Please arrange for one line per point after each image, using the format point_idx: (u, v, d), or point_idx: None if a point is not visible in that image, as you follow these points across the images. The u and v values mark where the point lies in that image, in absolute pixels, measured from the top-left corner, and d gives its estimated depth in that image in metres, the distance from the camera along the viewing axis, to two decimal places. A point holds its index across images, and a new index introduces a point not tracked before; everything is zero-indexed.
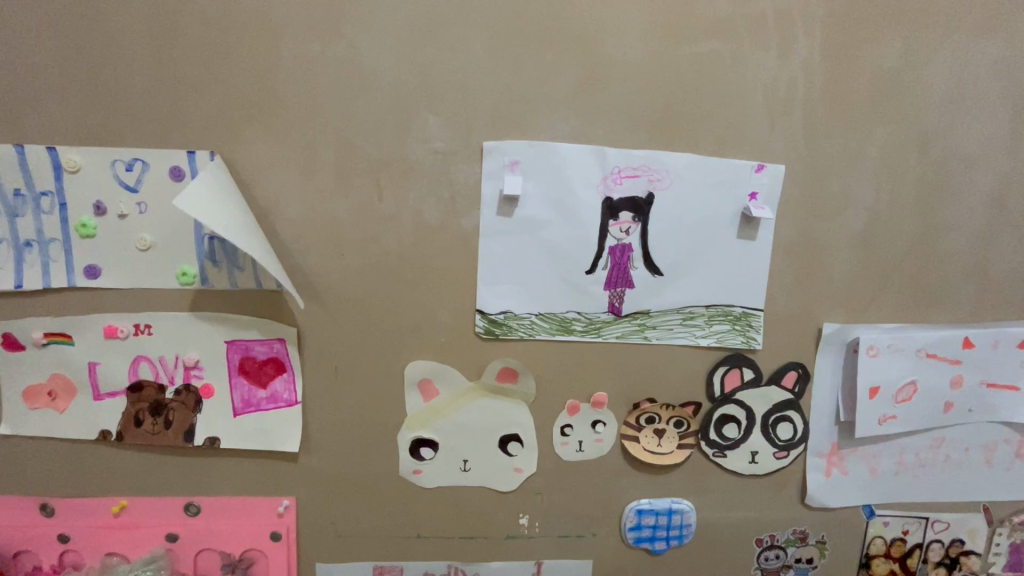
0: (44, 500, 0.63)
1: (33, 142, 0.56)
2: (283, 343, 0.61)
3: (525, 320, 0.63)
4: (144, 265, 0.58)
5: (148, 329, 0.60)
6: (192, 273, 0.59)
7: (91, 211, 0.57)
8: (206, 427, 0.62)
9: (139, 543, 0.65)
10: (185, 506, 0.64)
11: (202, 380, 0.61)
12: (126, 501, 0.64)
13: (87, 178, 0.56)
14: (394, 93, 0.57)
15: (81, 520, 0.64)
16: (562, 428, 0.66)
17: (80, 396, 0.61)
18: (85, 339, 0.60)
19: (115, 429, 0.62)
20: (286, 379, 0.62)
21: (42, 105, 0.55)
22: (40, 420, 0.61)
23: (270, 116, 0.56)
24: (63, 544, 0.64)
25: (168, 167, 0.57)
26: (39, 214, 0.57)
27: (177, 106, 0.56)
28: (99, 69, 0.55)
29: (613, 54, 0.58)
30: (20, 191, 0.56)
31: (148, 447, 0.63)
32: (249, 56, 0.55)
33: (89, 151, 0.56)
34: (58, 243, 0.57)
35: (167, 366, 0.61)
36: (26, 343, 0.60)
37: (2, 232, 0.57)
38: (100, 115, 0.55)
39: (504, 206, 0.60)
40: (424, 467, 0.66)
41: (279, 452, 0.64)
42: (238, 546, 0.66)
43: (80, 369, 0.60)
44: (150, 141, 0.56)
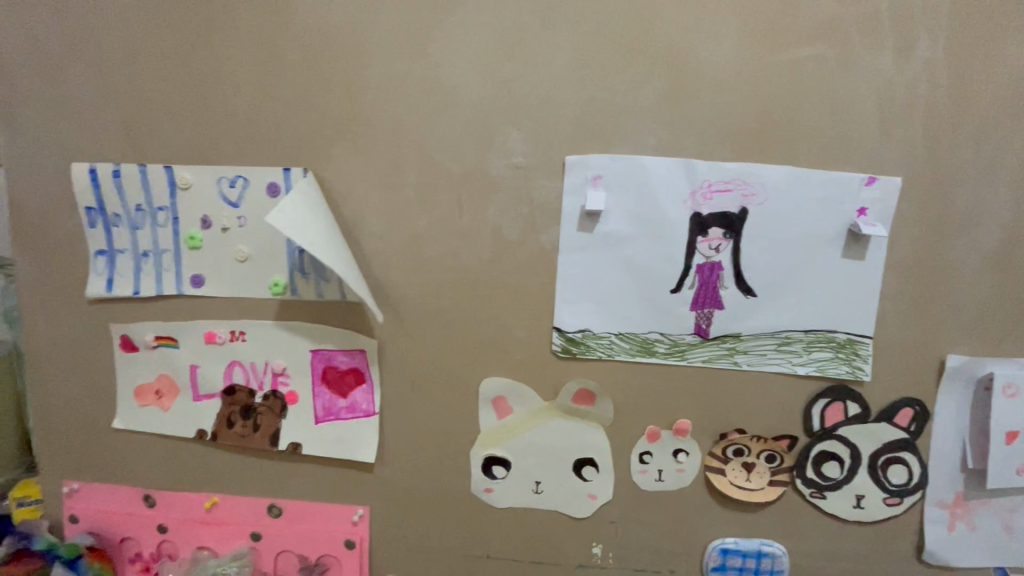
0: (146, 491, 0.68)
1: (152, 162, 0.61)
2: (363, 354, 0.62)
3: (604, 340, 0.60)
4: (242, 275, 0.62)
5: (242, 336, 0.63)
6: (283, 285, 0.62)
7: (199, 225, 0.61)
8: (290, 433, 0.64)
9: (227, 539, 0.68)
10: (268, 507, 0.67)
11: (288, 387, 0.64)
12: (217, 498, 0.67)
13: (197, 195, 0.61)
14: (476, 108, 0.57)
15: (177, 512, 0.68)
16: (640, 456, 0.63)
17: (182, 395, 0.65)
18: (189, 343, 0.64)
19: (210, 429, 0.65)
20: (365, 389, 0.63)
21: (161, 128, 0.60)
22: (147, 417, 0.66)
23: (359, 134, 0.58)
24: (161, 534, 0.68)
25: (266, 184, 0.60)
26: (155, 228, 0.62)
27: (276, 126, 0.59)
28: (210, 93, 0.59)
29: (704, 63, 0.55)
30: (141, 206, 0.62)
31: (237, 448, 0.66)
32: (341, 77, 0.57)
33: (200, 169, 0.60)
34: (169, 254, 0.62)
35: (257, 372, 0.64)
36: (138, 345, 0.65)
37: (126, 243, 0.63)
38: (210, 136, 0.60)
39: (586, 222, 0.58)
40: (495, 486, 0.65)
41: (355, 461, 0.65)
42: (313, 551, 0.67)
43: (183, 371, 0.65)
44: (251, 160, 0.60)
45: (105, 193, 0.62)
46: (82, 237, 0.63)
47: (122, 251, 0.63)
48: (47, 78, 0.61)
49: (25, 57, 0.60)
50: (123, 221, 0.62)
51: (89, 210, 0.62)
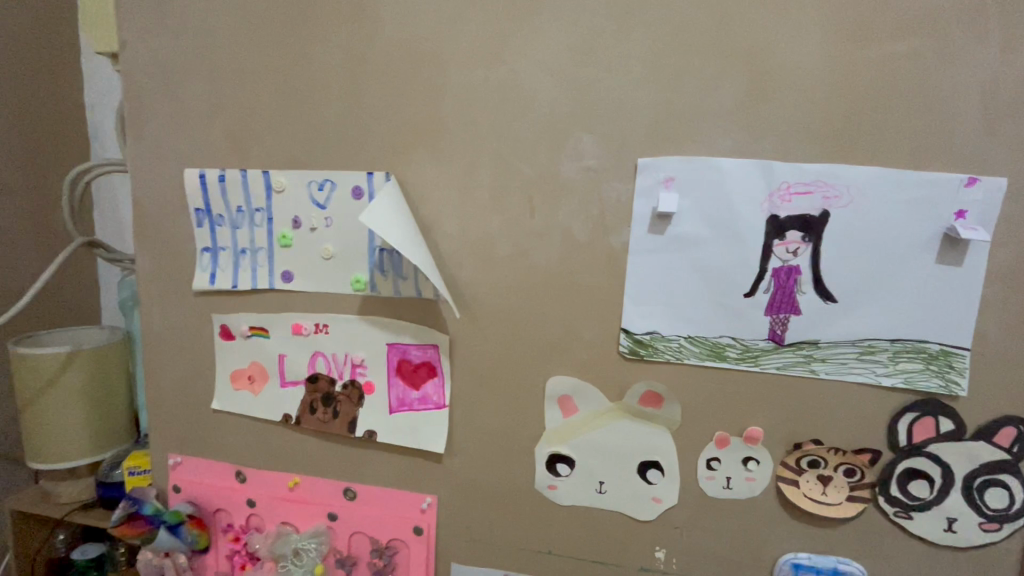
0: (238, 468, 0.74)
1: (252, 167, 0.67)
2: (435, 349, 0.65)
3: (673, 343, 0.60)
4: (327, 272, 0.67)
5: (326, 328, 0.68)
6: (364, 281, 0.66)
7: (291, 225, 0.66)
8: (367, 420, 0.68)
9: (307, 517, 0.73)
10: (344, 490, 0.71)
11: (365, 378, 0.68)
12: (299, 478, 0.72)
13: (290, 197, 0.66)
14: (550, 113, 0.59)
15: (265, 489, 0.74)
16: (707, 462, 0.62)
17: (271, 381, 0.71)
18: (278, 333, 0.70)
19: (294, 414, 0.71)
20: (436, 382, 0.66)
21: (261, 136, 0.66)
22: (240, 399, 0.72)
23: (437, 139, 0.62)
24: (249, 508, 0.74)
25: (351, 187, 0.64)
26: (253, 227, 0.68)
27: (361, 133, 0.63)
28: (303, 104, 0.64)
29: (786, 61, 0.53)
30: (241, 207, 0.68)
31: (318, 432, 0.71)
32: (422, 86, 0.61)
33: (293, 173, 0.65)
34: (264, 251, 0.68)
35: (338, 362, 0.68)
36: (234, 334, 0.71)
37: (227, 241, 0.69)
38: (302, 143, 0.65)
39: (657, 224, 0.58)
40: (559, 483, 0.66)
41: (425, 451, 0.68)
42: (384, 534, 0.70)
43: (272, 359, 0.70)
44: (339, 165, 0.64)
45: (212, 196, 0.68)
46: (191, 235, 0.71)
47: (224, 248, 0.70)
48: (166, 94, 0.68)
49: (150, 76, 0.68)
50: (226, 220, 0.69)
51: (197, 211, 0.69)
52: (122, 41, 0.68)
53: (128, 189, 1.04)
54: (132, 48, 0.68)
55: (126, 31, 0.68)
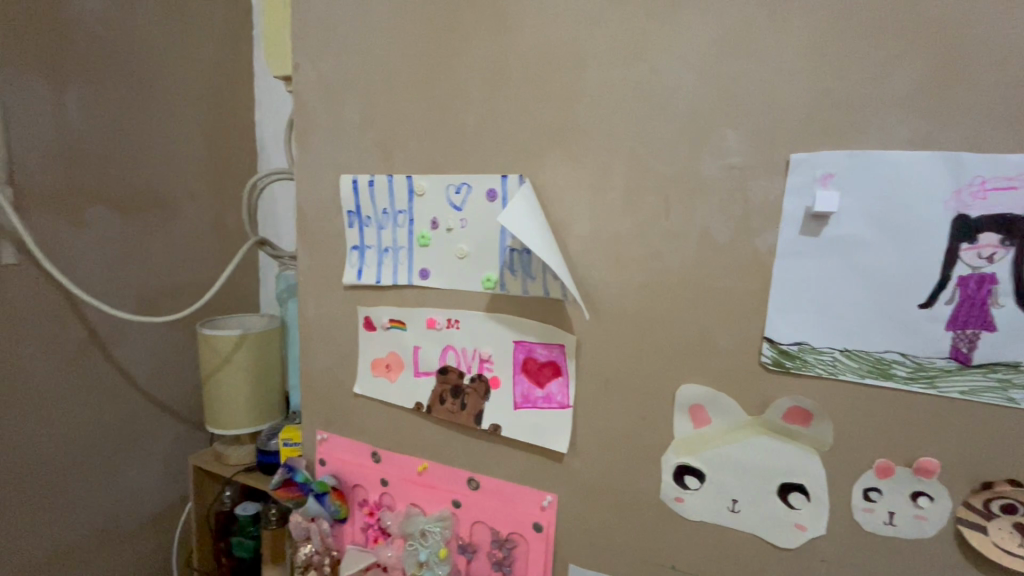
0: (374, 449, 0.81)
1: (397, 173, 0.73)
2: (562, 348, 0.66)
3: (826, 356, 0.54)
4: (460, 270, 0.70)
5: (457, 323, 0.72)
6: (494, 280, 0.68)
7: (429, 226, 0.71)
8: (492, 414, 0.71)
9: (434, 501, 0.77)
10: (468, 479, 0.74)
11: (492, 373, 0.70)
12: (427, 463, 0.77)
13: (429, 200, 0.71)
14: (691, 109, 0.56)
15: (396, 470, 0.79)
16: (865, 492, 0.55)
17: (406, 371, 0.76)
18: (414, 327, 0.75)
19: (425, 402, 0.75)
20: (561, 382, 0.67)
21: (406, 144, 0.72)
22: (378, 386, 0.79)
23: (571, 141, 0.62)
24: (382, 487, 0.81)
25: (486, 190, 0.67)
26: (396, 228, 0.74)
27: (497, 138, 0.66)
28: (444, 112, 0.68)
29: (983, 37, 0.46)
30: (386, 209, 0.74)
31: (447, 422, 0.75)
32: (558, 89, 0.62)
33: (433, 178, 0.70)
34: (404, 250, 0.74)
35: (467, 357, 0.72)
36: (375, 325, 0.78)
37: (373, 240, 0.76)
38: (442, 149, 0.69)
39: (811, 225, 0.53)
40: (687, 496, 0.63)
41: (548, 449, 0.69)
42: (505, 527, 0.72)
43: (408, 350, 0.76)
44: (476, 168, 0.68)
45: (362, 199, 0.75)
46: (343, 234, 0.78)
47: (370, 246, 0.76)
48: (329, 109, 0.77)
49: (316, 95, 0.77)
50: (373, 221, 0.75)
51: (349, 213, 0.77)
52: (296, 65, 0.78)
53: (287, 193, 1.19)
54: (304, 70, 0.78)
55: (300, 56, 0.78)
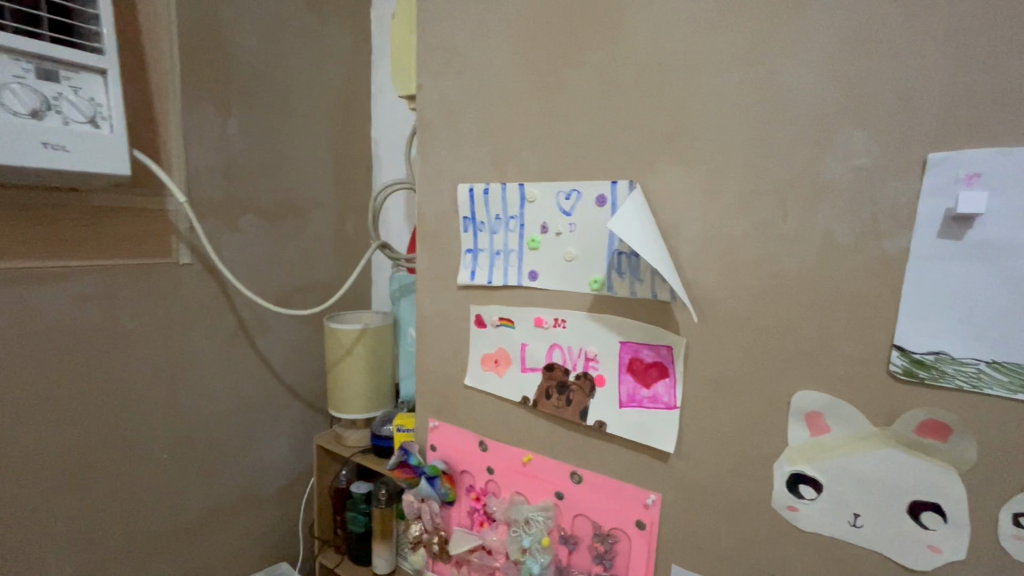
0: (481, 438, 0.87)
1: (510, 181, 0.78)
2: (669, 349, 0.67)
3: (968, 367, 0.51)
4: (568, 272, 0.74)
5: (563, 323, 0.75)
6: (601, 282, 0.71)
7: (539, 230, 0.76)
8: (597, 411, 0.74)
9: (537, 491, 0.81)
10: (571, 473, 0.77)
11: (597, 371, 0.73)
12: (532, 455, 0.81)
13: (540, 206, 0.75)
14: (813, 111, 0.56)
15: (501, 459, 0.84)
16: (1014, 517, 0.51)
17: (513, 366, 0.81)
18: (522, 325, 0.79)
19: (531, 397, 0.80)
20: (668, 383, 0.68)
21: (519, 154, 0.77)
22: (487, 379, 0.84)
23: (683, 146, 0.64)
24: (488, 474, 0.86)
25: (595, 196, 0.70)
26: (507, 232, 0.79)
27: (608, 145, 0.69)
28: (557, 123, 0.73)
29: None
30: (499, 215, 0.80)
31: (551, 417, 0.78)
32: (671, 96, 0.64)
33: (544, 185, 0.75)
34: (515, 253, 0.79)
35: (573, 355, 0.75)
36: (485, 323, 0.83)
37: (486, 243, 0.82)
38: (554, 158, 0.74)
39: (952, 228, 0.50)
40: (801, 506, 0.61)
41: (653, 448, 0.70)
42: (607, 522, 0.75)
43: (515, 347, 0.81)
44: (586, 176, 0.71)
45: (476, 205, 0.82)
46: (458, 238, 0.85)
47: (483, 249, 0.82)
48: (449, 124, 0.84)
49: (437, 112, 0.85)
50: (486, 226, 0.81)
51: (465, 219, 0.84)
52: (421, 85, 0.87)
53: (413, 207, 1.30)
54: (427, 90, 0.86)
55: (425, 77, 0.86)
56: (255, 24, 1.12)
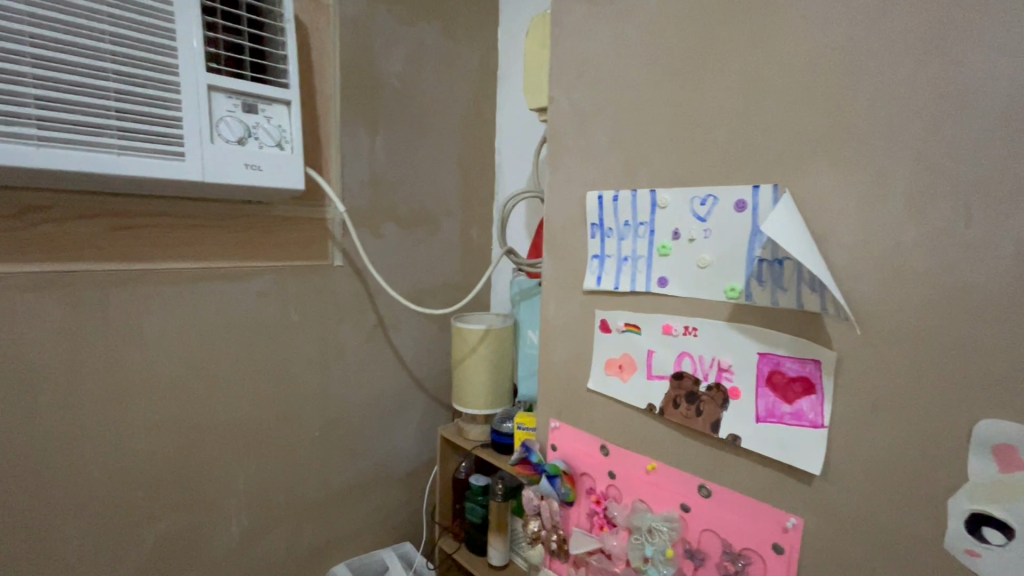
0: (603, 443, 0.87)
1: (641, 187, 0.79)
2: (817, 364, 0.63)
3: None
4: (702, 279, 0.72)
5: (695, 331, 0.74)
6: (739, 290, 0.68)
7: (671, 236, 0.75)
8: (730, 424, 0.71)
9: (660, 501, 0.80)
10: (699, 486, 0.75)
11: (731, 383, 0.70)
12: (656, 463, 0.80)
13: (672, 212, 0.75)
14: (1008, 100, 0.49)
15: (624, 465, 0.84)
16: None
17: (639, 372, 0.81)
18: (649, 331, 0.79)
19: (658, 404, 0.79)
20: (814, 400, 0.63)
21: (651, 161, 0.77)
22: (611, 383, 0.85)
23: (839, 146, 0.59)
24: (609, 479, 0.87)
25: (734, 201, 0.68)
26: (636, 238, 0.80)
27: (750, 148, 0.67)
28: (693, 128, 0.72)
29: None
30: (628, 221, 0.80)
31: (679, 426, 0.77)
32: (826, 94, 0.60)
33: (677, 191, 0.74)
34: (644, 259, 0.79)
35: (704, 364, 0.73)
36: (610, 328, 0.84)
37: (614, 249, 0.83)
38: (689, 163, 0.73)
39: None
40: (984, 552, 0.53)
41: (795, 468, 0.66)
42: (739, 541, 0.71)
43: (641, 353, 0.80)
44: (724, 181, 0.69)
45: (605, 212, 0.83)
46: (585, 244, 0.87)
47: (610, 255, 0.84)
48: (579, 133, 0.87)
49: (568, 122, 0.88)
50: (614, 233, 0.82)
51: (593, 225, 0.85)
52: (553, 98, 0.91)
53: (535, 213, 1.35)
54: (559, 102, 0.90)
55: (557, 90, 0.90)
56: (400, 52, 1.25)
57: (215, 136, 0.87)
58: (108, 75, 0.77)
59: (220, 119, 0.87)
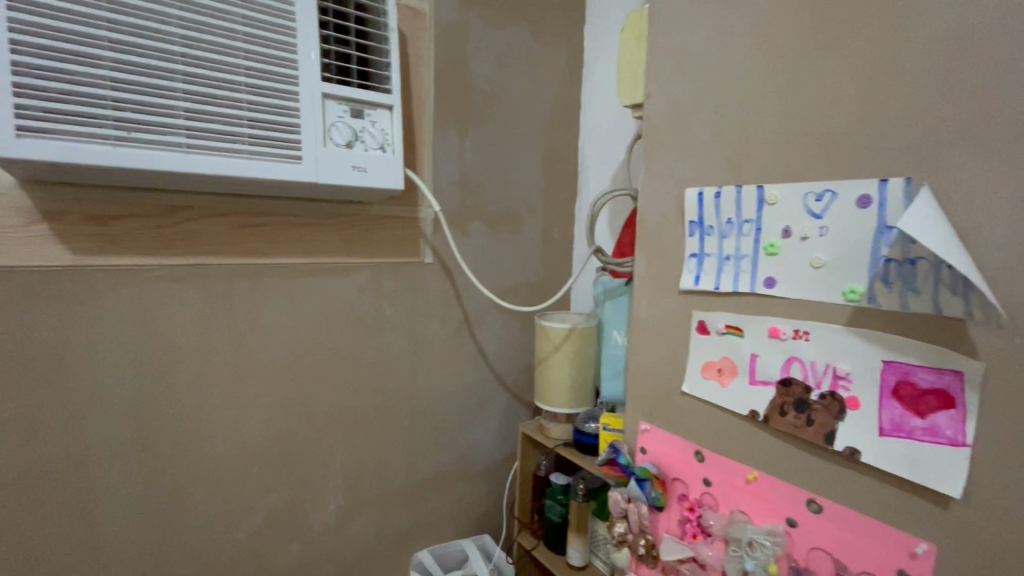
0: (698, 448, 0.84)
1: (746, 183, 0.75)
2: (957, 375, 0.57)
3: None
4: (816, 280, 0.68)
5: (806, 335, 0.69)
6: (860, 292, 0.63)
7: (780, 234, 0.71)
8: (848, 437, 0.66)
9: (763, 514, 0.76)
10: (808, 501, 0.71)
11: (849, 392, 0.65)
12: (758, 473, 0.76)
13: (782, 208, 0.71)
14: None
15: (721, 473, 0.81)
16: None
17: (740, 377, 0.77)
18: (753, 334, 0.75)
19: (761, 412, 0.75)
20: (952, 415, 0.57)
21: (758, 156, 0.73)
22: (709, 388, 0.82)
23: (990, 134, 0.53)
24: (704, 486, 0.83)
25: (856, 195, 0.63)
26: (740, 237, 0.76)
27: (877, 140, 0.61)
28: (809, 119, 0.67)
29: None
30: (731, 219, 0.77)
31: (787, 436, 0.72)
32: (974, 78, 0.54)
33: (789, 186, 0.70)
34: (748, 258, 0.75)
35: (817, 371, 0.69)
36: (709, 329, 0.81)
37: (714, 248, 0.80)
38: (804, 156, 0.68)
39: None
40: None
41: (926, 489, 0.60)
42: (855, 563, 0.66)
43: (744, 357, 0.77)
44: (845, 174, 0.64)
45: (705, 209, 0.80)
46: (683, 243, 0.85)
47: (710, 255, 0.80)
48: (678, 129, 0.84)
49: (666, 118, 0.86)
50: (715, 231, 0.79)
51: (692, 223, 0.83)
52: (650, 94, 0.89)
53: (621, 211, 1.33)
54: (657, 98, 0.88)
55: (654, 85, 0.88)
56: (490, 55, 1.28)
57: (328, 141, 0.94)
58: (241, 86, 0.85)
59: (332, 124, 0.94)
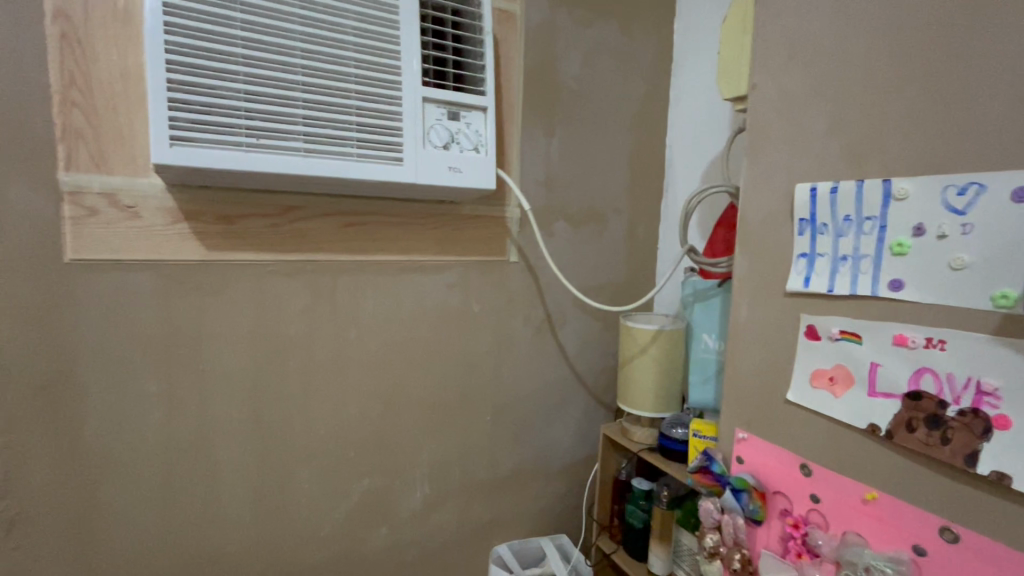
0: (804, 461, 0.79)
1: (869, 177, 0.69)
2: None
3: None
4: (955, 283, 0.61)
5: (941, 344, 0.63)
6: (1014, 297, 0.56)
7: (911, 232, 0.65)
8: (994, 460, 0.58)
9: (883, 538, 0.70)
10: (940, 529, 0.64)
11: (996, 410, 0.58)
12: (877, 493, 0.70)
13: (914, 204, 0.65)
14: None
15: (831, 490, 0.75)
16: None
17: (857, 388, 0.71)
18: (874, 341, 0.69)
19: (883, 426, 0.68)
20: None
21: (885, 147, 0.68)
22: (818, 397, 0.76)
23: None
24: (811, 502, 0.78)
25: (1011, 189, 0.56)
26: (860, 235, 0.70)
27: None
28: (950, 105, 0.61)
29: None
30: (850, 216, 0.71)
31: (915, 454, 0.66)
32: None
33: (924, 180, 0.64)
34: (870, 258, 0.69)
35: (955, 385, 0.62)
36: (820, 335, 0.76)
37: (827, 248, 0.74)
38: (943, 147, 0.62)
39: None
40: None
41: None
42: None
43: (862, 366, 0.71)
44: (996, 165, 0.58)
45: (818, 206, 0.75)
46: (790, 242, 0.80)
47: (822, 255, 0.75)
48: (787, 121, 0.79)
49: (774, 109, 0.81)
50: (829, 229, 0.74)
51: (801, 221, 0.77)
52: (756, 85, 0.84)
53: (716, 209, 1.28)
54: (763, 88, 0.83)
55: (761, 75, 0.83)
56: (578, 53, 1.28)
57: (426, 143, 0.98)
58: (351, 94, 0.91)
59: (431, 127, 0.98)
